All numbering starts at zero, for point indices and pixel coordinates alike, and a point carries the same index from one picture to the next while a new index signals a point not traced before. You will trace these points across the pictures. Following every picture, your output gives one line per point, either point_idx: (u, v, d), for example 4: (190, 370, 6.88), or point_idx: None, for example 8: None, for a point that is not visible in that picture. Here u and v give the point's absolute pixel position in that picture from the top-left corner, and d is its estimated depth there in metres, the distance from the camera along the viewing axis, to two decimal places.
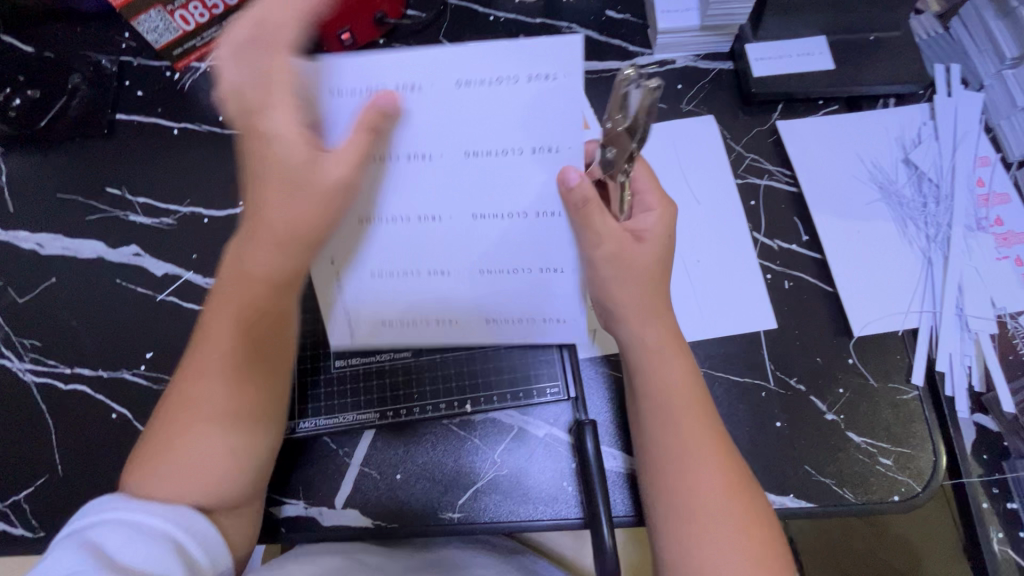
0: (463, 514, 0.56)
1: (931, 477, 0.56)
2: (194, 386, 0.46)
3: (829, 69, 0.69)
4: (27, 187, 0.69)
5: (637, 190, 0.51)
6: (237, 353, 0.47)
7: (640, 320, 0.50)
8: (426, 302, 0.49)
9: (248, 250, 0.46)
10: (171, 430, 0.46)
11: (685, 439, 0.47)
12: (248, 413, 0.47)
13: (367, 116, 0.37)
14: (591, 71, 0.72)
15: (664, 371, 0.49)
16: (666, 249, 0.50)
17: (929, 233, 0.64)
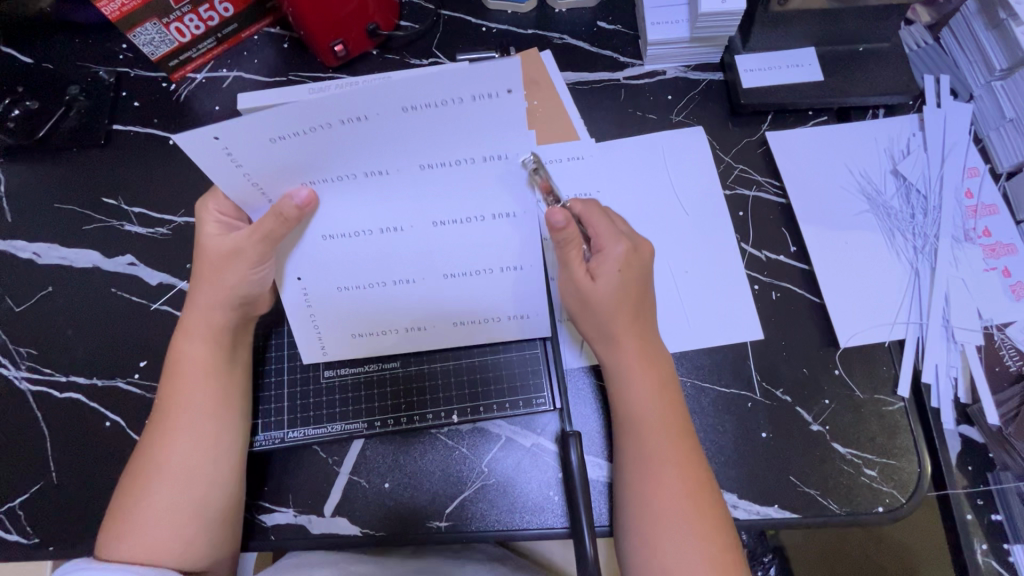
0: (450, 523, 0.57)
1: (914, 488, 0.56)
2: (153, 452, 0.51)
3: (818, 80, 0.70)
4: (25, 196, 0.70)
5: (599, 232, 0.53)
6: (192, 409, 0.52)
7: (622, 337, 0.53)
8: (399, 307, 0.54)
9: (192, 329, 0.53)
10: (135, 497, 0.50)
11: (651, 450, 0.50)
12: (216, 460, 0.52)
13: (279, 210, 0.44)
14: (582, 82, 0.73)
15: (642, 383, 0.52)
16: (629, 278, 0.52)
17: (916, 244, 0.64)
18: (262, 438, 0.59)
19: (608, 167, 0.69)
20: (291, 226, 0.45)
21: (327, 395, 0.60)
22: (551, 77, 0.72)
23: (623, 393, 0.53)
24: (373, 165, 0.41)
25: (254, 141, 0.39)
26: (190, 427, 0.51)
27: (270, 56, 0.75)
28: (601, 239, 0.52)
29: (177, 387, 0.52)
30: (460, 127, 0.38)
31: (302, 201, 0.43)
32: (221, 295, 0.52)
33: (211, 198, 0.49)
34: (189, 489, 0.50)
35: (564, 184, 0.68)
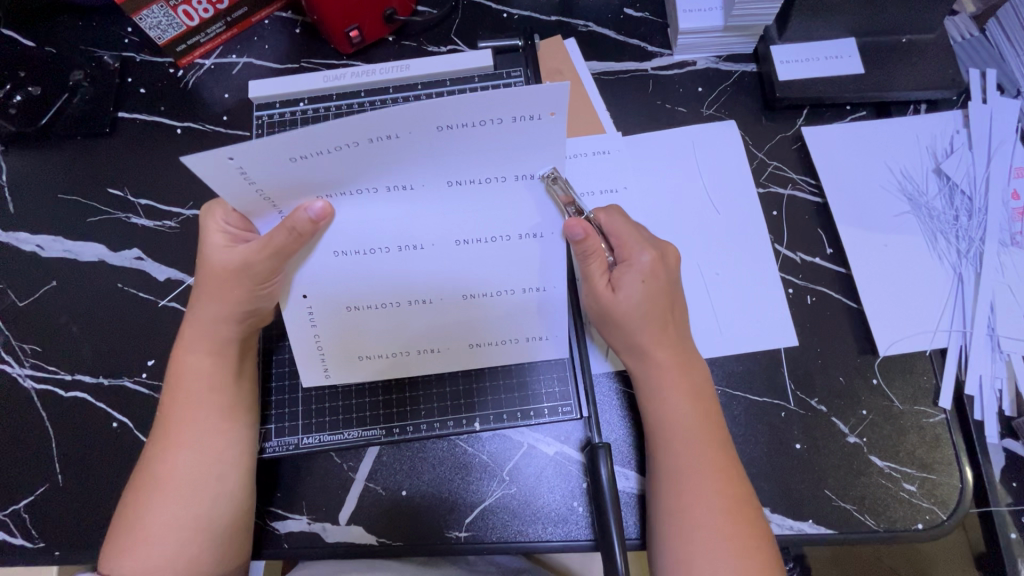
0: (470, 534, 0.55)
1: (956, 504, 0.54)
2: (161, 468, 0.49)
3: (858, 73, 0.66)
4: (28, 186, 0.68)
5: (622, 239, 0.51)
6: (199, 424, 0.50)
7: (651, 349, 0.50)
8: (410, 325, 0.51)
9: (196, 342, 0.51)
10: (146, 512, 0.48)
11: (686, 466, 0.48)
12: (225, 473, 0.50)
13: (293, 225, 0.42)
14: (609, 72, 0.70)
15: (671, 399, 0.50)
16: (659, 291, 0.50)
17: (960, 248, 0.61)
18: (274, 444, 0.57)
19: (636, 162, 0.66)
20: (304, 241, 0.43)
21: (344, 400, 0.57)
22: (576, 67, 0.69)
23: (655, 406, 0.51)
24: (397, 181, 0.41)
25: (275, 160, 0.39)
26: (197, 440, 0.50)
27: (282, 42, 0.71)
28: (626, 249, 0.50)
29: (182, 400, 0.50)
30: (491, 147, 0.40)
31: (319, 213, 0.42)
32: (226, 308, 0.49)
33: (217, 207, 0.46)
34: (197, 503, 0.49)
35: (589, 179, 0.65)
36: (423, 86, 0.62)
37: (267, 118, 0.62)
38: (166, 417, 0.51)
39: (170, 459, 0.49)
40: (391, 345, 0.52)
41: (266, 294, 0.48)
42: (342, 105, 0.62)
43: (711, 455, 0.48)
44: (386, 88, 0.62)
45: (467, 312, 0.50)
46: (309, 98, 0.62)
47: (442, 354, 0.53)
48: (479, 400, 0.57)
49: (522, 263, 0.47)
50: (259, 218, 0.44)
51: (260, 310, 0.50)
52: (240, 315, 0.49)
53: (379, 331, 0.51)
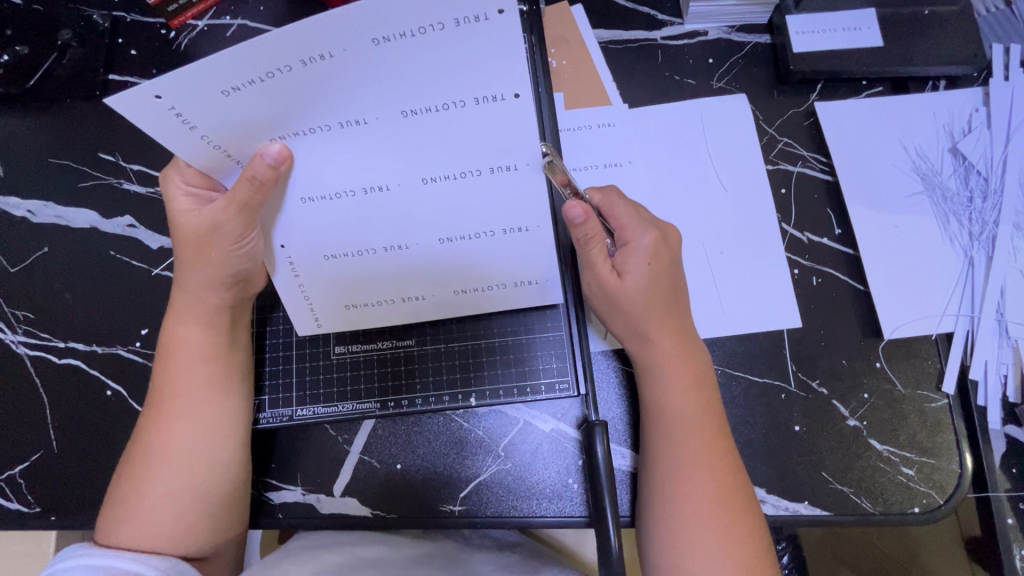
0: (464, 508, 0.55)
1: (954, 489, 0.54)
2: (154, 440, 0.49)
3: (876, 46, 0.63)
4: (17, 149, 0.66)
5: (620, 218, 0.50)
6: (189, 396, 0.50)
7: (654, 331, 0.50)
8: (394, 274, 0.49)
9: (184, 313, 0.50)
10: (139, 484, 0.48)
11: (683, 451, 0.47)
12: (216, 444, 0.50)
13: (252, 173, 0.39)
14: (616, 41, 0.67)
15: (673, 382, 0.49)
16: (660, 269, 0.50)
17: (973, 231, 0.59)
18: (268, 414, 0.56)
19: (641, 136, 0.64)
20: (267, 189, 0.41)
21: (338, 372, 0.57)
22: (582, 34, 0.66)
23: (656, 390, 0.50)
24: (346, 113, 0.36)
25: (205, 97, 0.35)
26: (189, 411, 0.49)
27: (278, 3, 0.69)
28: (626, 232, 0.50)
29: (175, 370, 0.50)
30: (443, 57, 0.33)
31: (276, 157, 0.39)
32: (210, 274, 0.48)
33: (175, 170, 0.45)
34: (186, 474, 0.48)
35: (593, 153, 0.63)
36: None
37: None
38: (158, 385, 0.50)
39: (163, 428, 0.49)
40: (385, 293, 0.51)
41: (243, 254, 0.46)
42: None
43: (708, 440, 0.48)
44: None
45: (451, 254, 0.47)
46: None
47: (431, 299, 0.52)
48: (477, 375, 0.56)
49: (498, 198, 0.42)
50: (219, 174, 0.42)
51: (246, 274, 0.49)
52: (225, 279, 0.48)
53: (361, 279, 0.49)
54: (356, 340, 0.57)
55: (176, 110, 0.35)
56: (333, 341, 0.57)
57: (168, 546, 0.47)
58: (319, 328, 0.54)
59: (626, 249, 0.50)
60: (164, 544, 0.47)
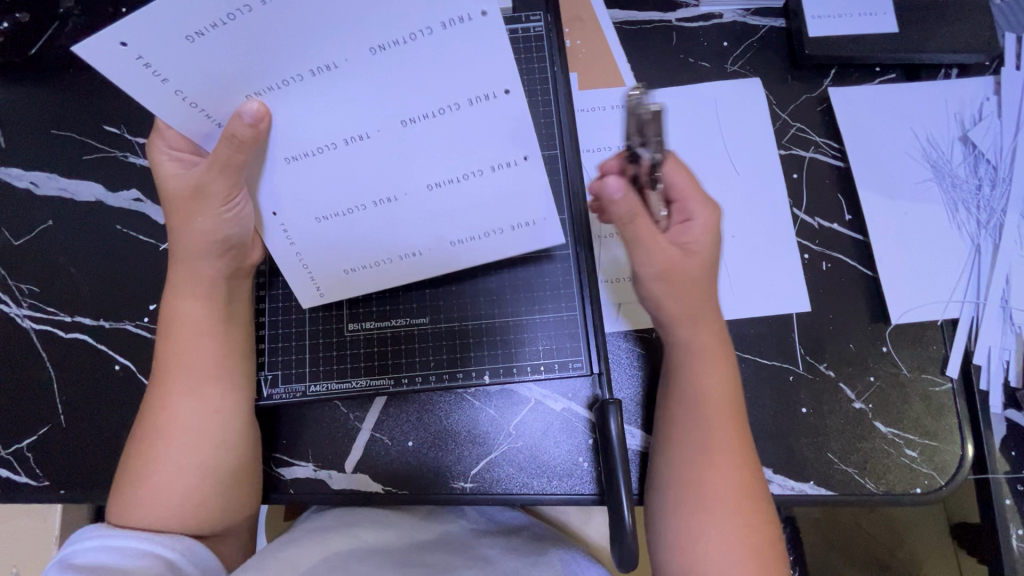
0: (475, 485, 0.55)
1: (955, 471, 0.55)
2: (156, 416, 0.49)
3: (891, 32, 0.63)
4: (19, 119, 0.65)
5: (681, 185, 0.50)
6: (191, 371, 0.49)
7: (683, 315, 0.50)
8: (389, 228, 0.48)
9: (178, 285, 0.50)
10: (147, 461, 0.48)
11: (706, 433, 0.48)
12: (223, 423, 0.50)
13: (231, 132, 0.40)
14: (631, 21, 0.66)
15: (698, 366, 0.49)
16: (721, 246, 0.50)
17: (981, 218, 0.60)
18: (281, 391, 0.56)
19: None
20: (250, 148, 0.42)
21: (349, 348, 0.57)
22: (596, 14, 0.66)
23: (681, 373, 0.50)
24: (318, 58, 0.38)
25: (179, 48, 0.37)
26: (200, 388, 0.49)
27: None
28: (690, 205, 0.50)
29: (182, 347, 0.49)
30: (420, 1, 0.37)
31: (254, 115, 0.40)
32: (201, 243, 0.48)
33: (158, 138, 0.47)
34: (195, 451, 0.48)
35: (606, 136, 0.63)
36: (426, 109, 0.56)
37: None
38: (162, 365, 0.50)
39: (173, 407, 0.49)
40: (376, 251, 0.49)
41: (230, 217, 0.46)
42: None
43: (729, 426, 0.48)
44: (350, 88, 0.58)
45: (442, 210, 0.47)
46: None
47: (429, 257, 0.50)
48: (486, 352, 0.56)
49: (484, 127, 0.43)
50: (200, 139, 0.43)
51: (238, 241, 0.48)
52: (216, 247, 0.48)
53: (352, 235, 0.48)
54: (369, 316, 0.57)
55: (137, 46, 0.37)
56: (345, 318, 0.57)
57: (181, 522, 0.47)
58: (320, 298, 0.53)
59: (675, 229, 0.50)
60: (181, 520, 0.47)
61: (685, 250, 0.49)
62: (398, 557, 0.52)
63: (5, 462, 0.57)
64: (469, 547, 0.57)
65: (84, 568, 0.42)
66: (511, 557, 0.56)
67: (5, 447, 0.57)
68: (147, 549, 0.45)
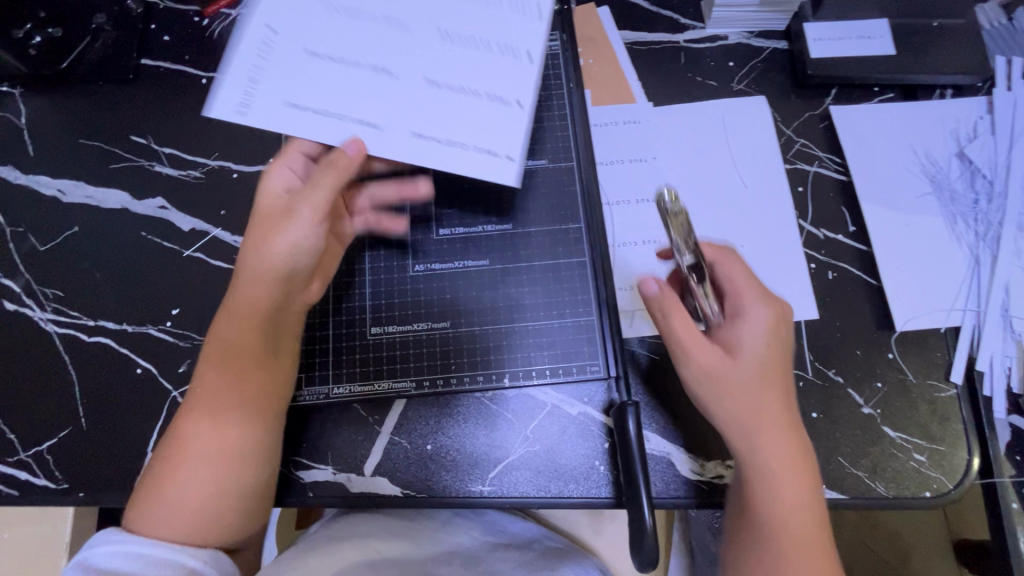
0: (493, 488, 0.56)
1: (963, 475, 0.56)
2: (185, 436, 0.49)
3: (887, 54, 0.67)
4: (48, 128, 0.67)
5: (737, 281, 0.53)
6: (224, 395, 0.49)
7: (766, 428, 0.48)
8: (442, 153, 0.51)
9: (232, 302, 0.51)
10: (168, 476, 0.48)
11: (795, 556, 0.45)
12: (261, 450, 0.50)
13: (336, 163, 0.49)
14: (640, 42, 0.70)
15: (783, 480, 0.47)
16: (777, 347, 0.50)
17: (978, 230, 0.62)
18: (305, 393, 0.57)
19: (664, 134, 0.66)
20: (340, 174, 0.49)
21: (371, 351, 0.58)
22: (608, 36, 0.70)
23: (766, 495, 0.47)
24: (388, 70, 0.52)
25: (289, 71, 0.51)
26: (246, 414, 0.49)
27: None
28: (741, 298, 0.52)
29: (215, 376, 0.50)
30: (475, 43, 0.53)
31: (357, 148, 0.49)
32: (264, 270, 0.49)
33: (283, 158, 0.54)
34: (231, 476, 0.48)
35: (617, 149, 0.66)
36: None
37: None
38: (204, 384, 0.50)
39: (202, 431, 0.49)
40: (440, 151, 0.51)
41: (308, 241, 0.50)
42: None
43: (814, 537, 0.46)
44: None
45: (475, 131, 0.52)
46: None
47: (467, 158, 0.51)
48: (505, 356, 0.58)
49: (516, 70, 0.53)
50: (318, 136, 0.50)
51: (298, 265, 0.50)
52: (280, 274, 0.49)
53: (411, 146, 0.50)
54: (391, 320, 0.59)
55: (256, 84, 0.50)
56: (368, 321, 0.59)
57: (213, 536, 0.48)
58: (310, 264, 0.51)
59: (727, 323, 0.51)
60: (216, 535, 0.48)
61: (729, 349, 0.50)
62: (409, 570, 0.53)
63: (26, 464, 0.57)
64: (483, 560, 0.57)
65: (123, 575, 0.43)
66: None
67: (25, 449, 0.58)
68: (175, 563, 0.46)
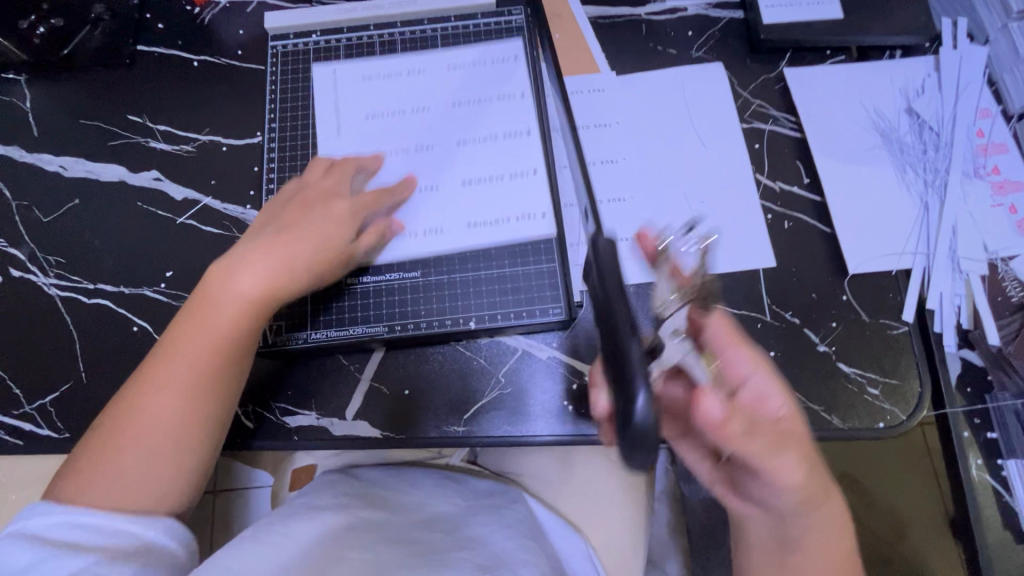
0: (467, 428, 0.59)
1: (916, 405, 0.59)
2: (152, 412, 0.49)
3: (837, 18, 0.70)
4: (51, 111, 0.71)
5: (735, 357, 0.47)
6: (205, 376, 0.50)
7: (809, 502, 0.45)
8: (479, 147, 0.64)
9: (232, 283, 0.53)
10: (124, 443, 0.48)
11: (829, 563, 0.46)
12: (214, 405, 0.51)
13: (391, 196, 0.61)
14: (604, 16, 0.74)
15: (817, 504, 0.46)
16: (795, 410, 0.47)
17: (927, 179, 0.66)
18: (283, 338, 0.60)
19: (628, 100, 0.70)
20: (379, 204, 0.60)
21: (346, 299, 0.61)
22: (573, 12, 0.74)
23: (799, 516, 0.46)
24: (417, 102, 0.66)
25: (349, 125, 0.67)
26: (221, 325, 0.52)
27: None
28: (739, 376, 0.47)
29: (195, 347, 0.51)
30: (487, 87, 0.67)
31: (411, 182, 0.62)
32: (284, 260, 0.54)
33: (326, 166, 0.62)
34: (188, 427, 0.49)
35: (584, 116, 0.70)
36: (320, 32, 0.71)
37: (280, 48, 0.71)
38: (172, 349, 0.51)
39: (179, 393, 0.49)
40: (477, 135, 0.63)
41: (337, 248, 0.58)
42: (321, 41, 0.71)
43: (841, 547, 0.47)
44: (312, 32, 0.71)
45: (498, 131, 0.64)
46: (322, 30, 0.71)
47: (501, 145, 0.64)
48: (473, 303, 0.61)
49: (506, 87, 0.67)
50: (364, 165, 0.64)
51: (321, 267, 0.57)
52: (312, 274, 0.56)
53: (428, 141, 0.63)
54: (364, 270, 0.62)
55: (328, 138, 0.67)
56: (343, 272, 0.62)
57: (151, 511, 0.48)
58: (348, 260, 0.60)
59: (744, 396, 0.47)
60: (167, 495, 0.48)
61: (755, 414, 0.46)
62: (388, 537, 0.54)
63: (30, 416, 0.61)
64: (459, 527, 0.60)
65: (60, 546, 0.43)
66: (501, 530, 0.60)
67: (29, 402, 0.61)
68: (120, 526, 0.45)
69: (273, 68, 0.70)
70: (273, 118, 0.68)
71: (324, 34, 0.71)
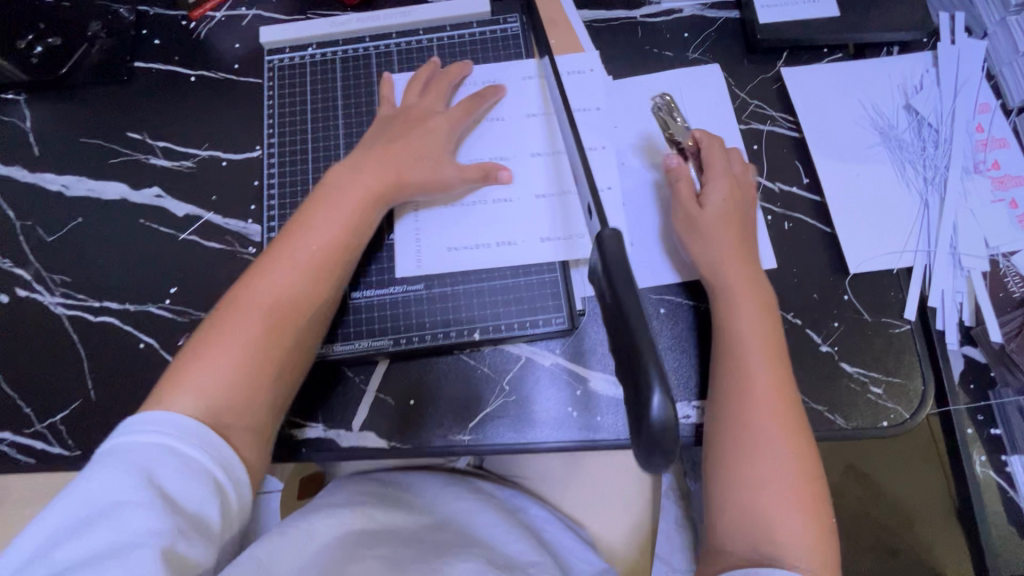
0: (473, 436, 0.59)
1: (919, 404, 0.59)
2: (246, 324, 0.51)
3: (833, 16, 0.70)
4: (51, 130, 0.72)
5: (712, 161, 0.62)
6: (298, 284, 0.53)
7: (741, 298, 0.56)
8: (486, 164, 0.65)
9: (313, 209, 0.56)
10: (217, 344, 0.49)
11: (753, 377, 0.53)
12: (305, 312, 0.53)
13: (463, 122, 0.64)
14: (599, 20, 0.74)
15: (746, 308, 0.55)
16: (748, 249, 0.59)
17: (927, 175, 0.66)
18: None
19: (626, 103, 0.70)
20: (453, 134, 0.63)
21: (352, 313, 0.62)
22: (568, 16, 0.74)
23: (733, 314, 0.56)
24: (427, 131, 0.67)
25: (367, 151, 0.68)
26: (315, 244, 0.54)
27: None
28: (710, 164, 0.61)
29: (282, 260, 0.53)
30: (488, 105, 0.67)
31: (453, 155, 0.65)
32: (372, 185, 0.58)
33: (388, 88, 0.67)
34: (279, 337, 0.51)
35: None
36: (315, 45, 0.72)
37: (277, 62, 0.72)
38: (263, 266, 0.53)
39: (274, 289, 0.52)
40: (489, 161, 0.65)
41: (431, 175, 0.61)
42: (318, 54, 0.71)
43: (771, 370, 0.53)
44: (309, 45, 0.72)
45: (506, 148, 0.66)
46: (318, 43, 0.72)
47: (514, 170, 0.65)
48: (477, 313, 0.62)
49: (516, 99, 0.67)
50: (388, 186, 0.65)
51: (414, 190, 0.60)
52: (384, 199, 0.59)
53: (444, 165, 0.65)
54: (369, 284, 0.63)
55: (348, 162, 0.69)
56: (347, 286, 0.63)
57: (242, 418, 0.48)
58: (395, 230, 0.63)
59: (708, 187, 0.60)
60: (263, 393, 0.50)
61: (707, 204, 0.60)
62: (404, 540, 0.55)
63: (41, 435, 0.62)
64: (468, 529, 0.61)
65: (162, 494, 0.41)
66: (511, 536, 0.60)
67: (40, 421, 0.62)
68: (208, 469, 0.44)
69: (272, 83, 0.71)
70: (273, 130, 0.70)
71: (321, 46, 0.71)
